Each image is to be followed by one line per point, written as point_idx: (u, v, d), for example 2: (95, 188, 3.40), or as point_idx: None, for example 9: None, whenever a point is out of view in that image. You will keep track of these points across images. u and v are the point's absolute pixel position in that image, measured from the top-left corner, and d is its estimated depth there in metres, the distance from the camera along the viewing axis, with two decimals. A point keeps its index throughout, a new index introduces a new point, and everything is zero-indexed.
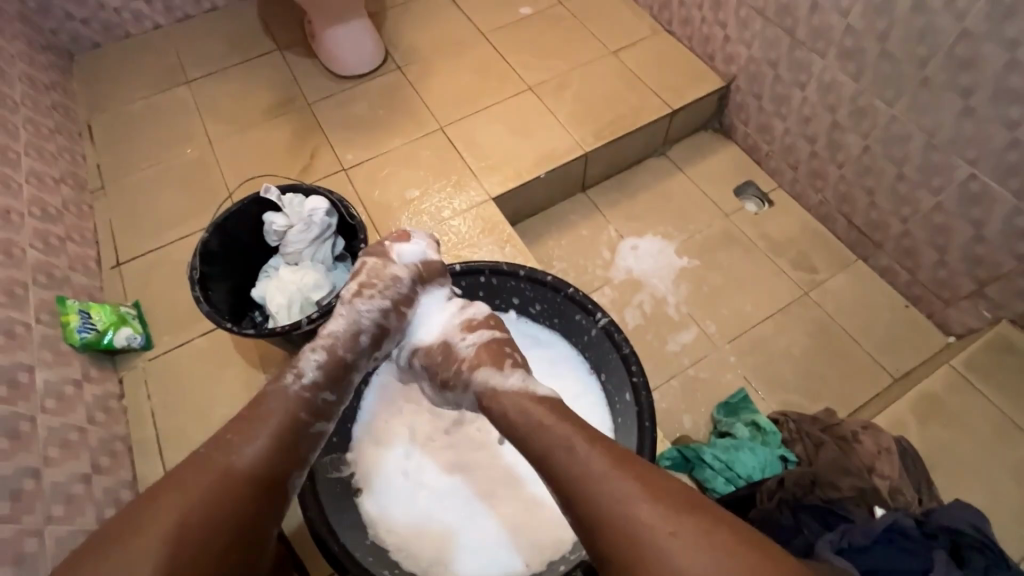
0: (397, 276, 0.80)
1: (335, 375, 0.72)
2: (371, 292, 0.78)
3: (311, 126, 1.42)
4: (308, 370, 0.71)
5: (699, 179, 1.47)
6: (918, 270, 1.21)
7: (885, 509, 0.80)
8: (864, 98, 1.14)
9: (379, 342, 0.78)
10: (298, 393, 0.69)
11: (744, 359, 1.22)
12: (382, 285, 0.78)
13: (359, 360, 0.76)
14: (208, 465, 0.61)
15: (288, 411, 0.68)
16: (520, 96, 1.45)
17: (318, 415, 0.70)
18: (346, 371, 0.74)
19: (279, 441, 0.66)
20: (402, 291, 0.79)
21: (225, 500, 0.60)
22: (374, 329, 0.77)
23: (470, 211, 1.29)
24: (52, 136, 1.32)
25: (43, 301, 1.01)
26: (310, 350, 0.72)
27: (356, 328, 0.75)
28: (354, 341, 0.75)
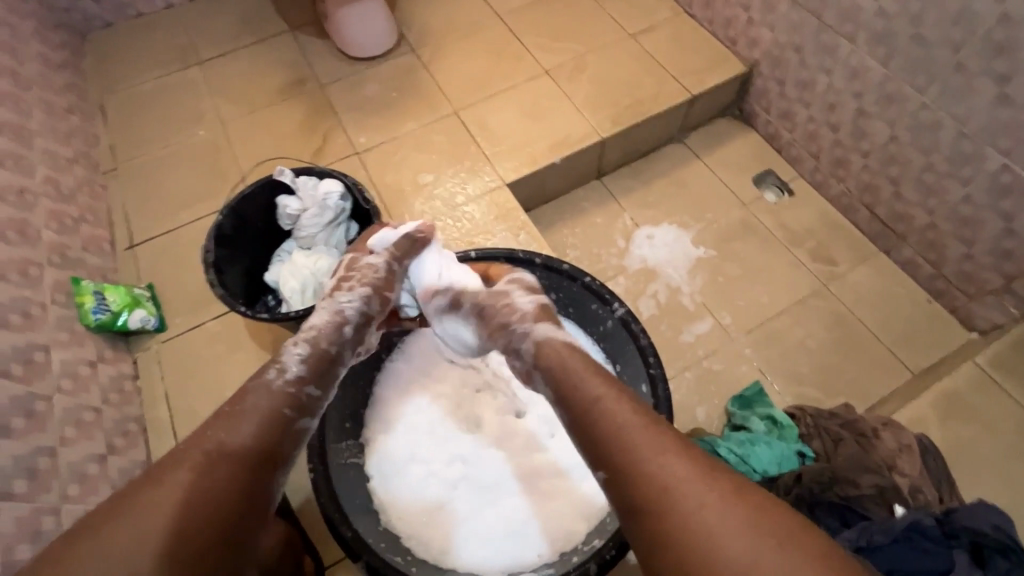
0: (373, 264, 0.84)
1: (321, 367, 0.71)
2: (349, 288, 0.79)
3: (324, 108, 1.41)
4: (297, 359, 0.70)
5: (717, 167, 1.44)
6: (943, 263, 1.18)
7: (906, 508, 0.77)
8: (893, 84, 1.10)
9: (364, 329, 0.78)
10: (281, 387, 0.68)
11: (759, 351, 1.20)
12: (359, 277, 0.81)
13: (343, 352, 0.75)
14: (181, 465, 0.57)
15: (271, 406, 0.65)
16: (535, 79, 1.42)
17: (302, 410, 0.68)
18: (331, 364, 0.73)
19: (262, 433, 0.63)
20: (380, 276, 0.82)
21: (214, 491, 0.56)
22: (359, 316, 0.78)
23: (483, 196, 1.27)
24: (65, 116, 1.32)
25: (58, 281, 1.01)
26: (292, 346, 0.72)
27: (338, 320, 0.76)
28: (337, 332, 0.75)
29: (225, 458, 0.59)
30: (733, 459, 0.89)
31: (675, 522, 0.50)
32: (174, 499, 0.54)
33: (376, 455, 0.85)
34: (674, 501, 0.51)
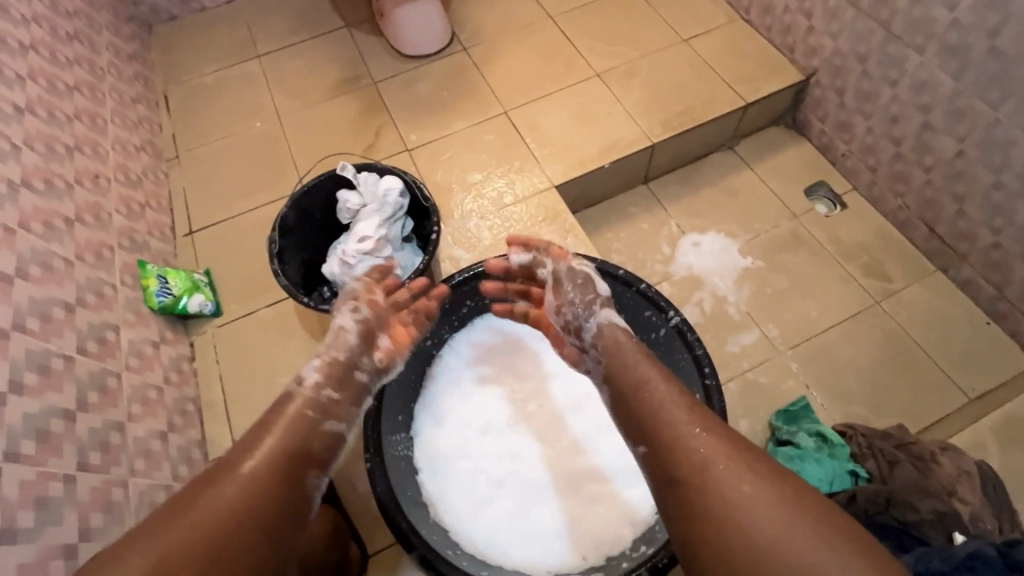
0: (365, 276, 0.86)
1: (334, 370, 0.74)
2: (347, 306, 0.82)
3: (376, 105, 1.43)
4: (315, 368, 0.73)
5: (768, 176, 1.41)
6: (1006, 286, 1.14)
7: (966, 536, 0.75)
8: (964, 98, 1.06)
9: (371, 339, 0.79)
10: (307, 396, 0.71)
11: (806, 366, 1.18)
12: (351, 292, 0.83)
13: (357, 356, 0.77)
14: (218, 482, 0.60)
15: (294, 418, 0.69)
16: (586, 82, 1.42)
17: (323, 413, 0.71)
18: (347, 369, 0.76)
19: (277, 450, 0.65)
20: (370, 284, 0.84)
21: (239, 516, 0.58)
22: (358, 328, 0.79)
23: (531, 197, 1.28)
24: (134, 105, 1.37)
25: (127, 264, 1.06)
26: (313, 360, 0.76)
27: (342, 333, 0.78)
28: (342, 340, 0.77)
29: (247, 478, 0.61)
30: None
31: (706, 493, 0.58)
32: (195, 522, 0.56)
33: (426, 445, 0.87)
34: (703, 476, 0.59)
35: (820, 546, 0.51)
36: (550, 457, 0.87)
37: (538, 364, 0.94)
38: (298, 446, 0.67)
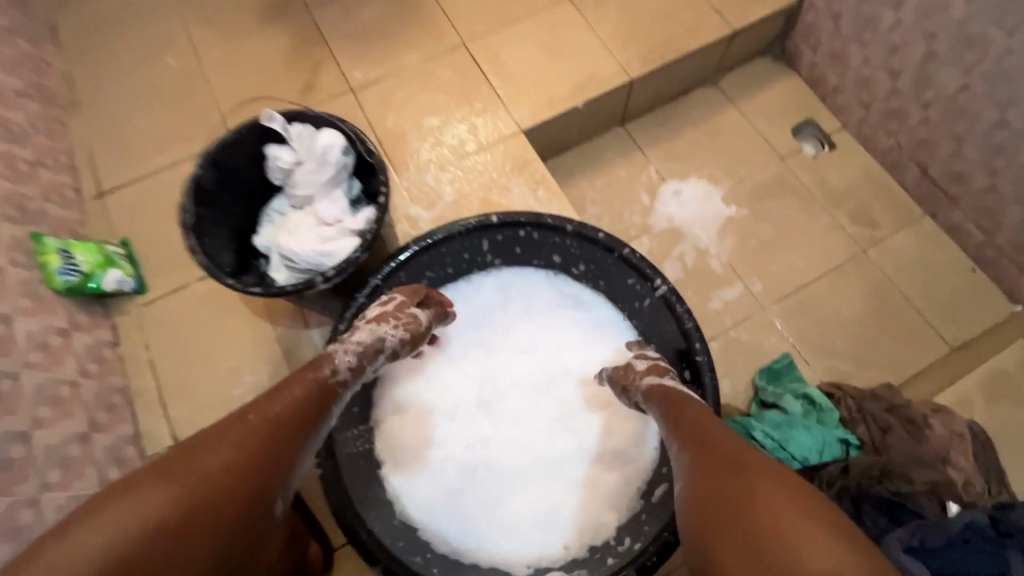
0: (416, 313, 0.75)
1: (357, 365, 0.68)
2: (398, 321, 0.72)
3: (312, 35, 1.22)
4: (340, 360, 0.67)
5: (754, 115, 1.30)
6: (997, 231, 1.09)
7: (959, 505, 0.73)
8: (976, 23, 0.95)
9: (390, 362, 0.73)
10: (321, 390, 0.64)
11: (791, 321, 1.13)
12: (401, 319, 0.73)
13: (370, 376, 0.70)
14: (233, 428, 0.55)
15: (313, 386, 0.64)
16: (556, 7, 1.24)
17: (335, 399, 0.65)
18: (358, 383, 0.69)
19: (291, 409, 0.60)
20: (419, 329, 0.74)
21: (263, 460, 0.54)
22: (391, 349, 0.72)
23: (497, 144, 1.13)
24: (9, 37, 1.13)
25: (16, 238, 0.88)
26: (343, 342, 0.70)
27: (376, 344, 0.71)
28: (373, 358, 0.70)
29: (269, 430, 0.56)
30: (771, 446, 0.82)
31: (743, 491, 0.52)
32: (225, 464, 0.51)
33: (388, 439, 0.78)
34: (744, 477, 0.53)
35: (853, 566, 0.44)
36: (528, 444, 0.79)
37: (510, 340, 0.84)
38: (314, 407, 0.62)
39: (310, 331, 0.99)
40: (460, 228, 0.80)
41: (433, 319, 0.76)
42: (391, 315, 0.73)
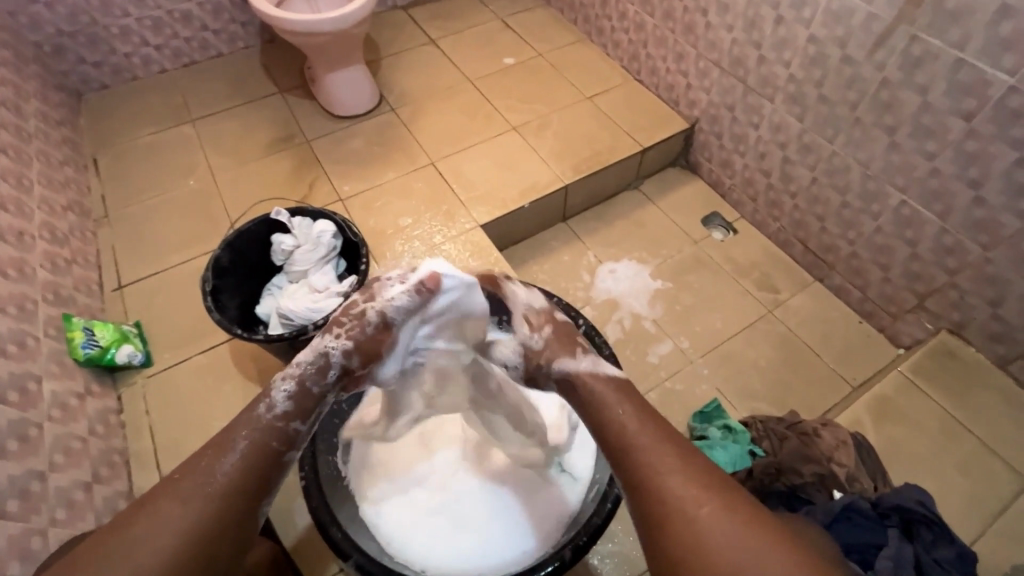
0: (367, 315, 0.71)
1: (309, 410, 0.71)
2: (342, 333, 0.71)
3: (310, 160, 1.52)
4: (309, 380, 0.71)
5: (669, 209, 1.60)
6: (868, 287, 1.33)
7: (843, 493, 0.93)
8: (809, 135, 1.29)
9: (351, 380, 0.74)
10: (269, 422, 0.68)
11: (716, 371, 1.31)
12: (348, 325, 0.71)
13: (326, 393, 0.73)
14: (180, 495, 0.60)
15: (256, 443, 0.66)
16: (505, 135, 1.58)
17: (289, 444, 0.69)
18: (314, 404, 0.72)
19: (241, 466, 0.64)
20: (370, 334, 0.72)
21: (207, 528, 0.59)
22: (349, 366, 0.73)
23: (460, 236, 1.39)
24: (62, 167, 1.40)
25: (51, 317, 1.05)
26: (279, 379, 0.71)
27: (322, 362, 0.71)
28: (322, 375, 0.71)
29: (217, 493, 0.61)
30: None
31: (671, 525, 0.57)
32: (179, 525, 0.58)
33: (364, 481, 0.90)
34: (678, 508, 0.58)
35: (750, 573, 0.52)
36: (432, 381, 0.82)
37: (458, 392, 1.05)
38: (257, 463, 0.65)
39: None
40: None
41: (384, 318, 0.72)
42: (353, 320, 0.71)
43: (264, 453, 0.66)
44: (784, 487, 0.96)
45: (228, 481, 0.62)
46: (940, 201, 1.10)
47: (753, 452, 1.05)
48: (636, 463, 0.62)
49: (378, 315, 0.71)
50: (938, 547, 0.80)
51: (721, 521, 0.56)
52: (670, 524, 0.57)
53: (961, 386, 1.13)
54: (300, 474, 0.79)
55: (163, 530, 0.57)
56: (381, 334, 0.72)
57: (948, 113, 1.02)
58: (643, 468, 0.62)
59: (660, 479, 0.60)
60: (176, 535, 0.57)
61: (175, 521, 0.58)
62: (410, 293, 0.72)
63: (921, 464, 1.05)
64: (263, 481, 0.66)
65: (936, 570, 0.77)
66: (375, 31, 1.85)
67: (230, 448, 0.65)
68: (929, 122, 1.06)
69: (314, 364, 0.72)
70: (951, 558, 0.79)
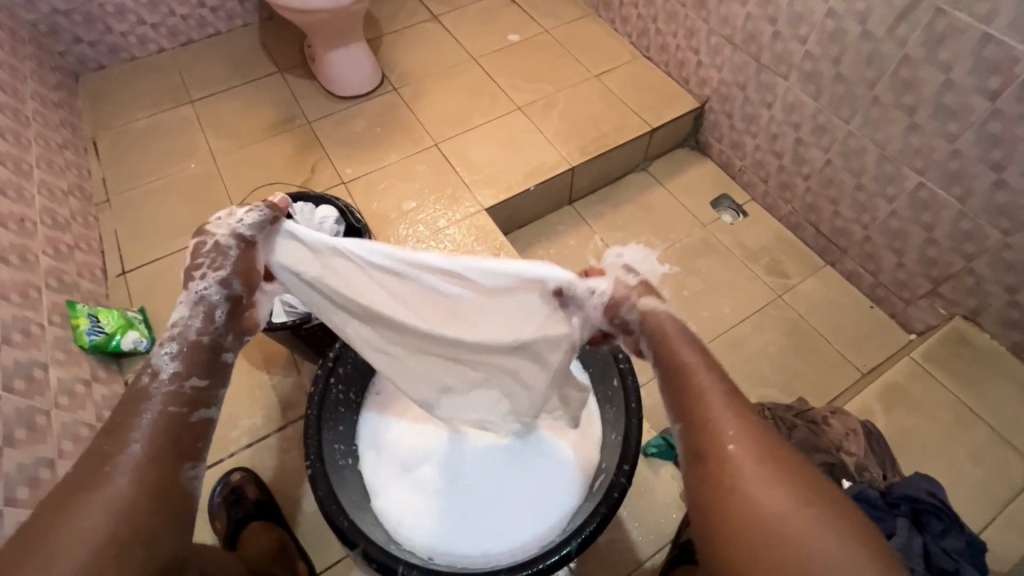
0: (217, 242, 0.67)
1: (207, 363, 0.66)
2: (201, 271, 0.67)
3: (312, 142, 1.50)
4: (197, 333, 0.66)
5: (677, 191, 1.56)
6: (881, 272, 1.30)
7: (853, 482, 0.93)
8: (824, 115, 1.25)
9: (241, 318, 0.71)
10: (165, 390, 0.63)
11: (724, 357, 1.30)
12: (205, 260, 0.67)
13: (223, 339, 0.68)
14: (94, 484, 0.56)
15: (163, 414, 0.62)
16: (509, 115, 1.54)
17: (196, 403, 0.65)
18: (213, 354, 0.67)
19: (154, 437, 0.60)
20: (234, 259, 0.68)
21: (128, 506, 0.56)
22: (233, 299, 0.69)
23: (465, 220, 1.37)
24: (61, 151, 1.38)
25: (55, 304, 1.05)
26: (160, 345, 0.65)
27: (202, 310, 0.67)
28: (207, 322, 0.67)
29: (139, 473, 0.58)
30: None
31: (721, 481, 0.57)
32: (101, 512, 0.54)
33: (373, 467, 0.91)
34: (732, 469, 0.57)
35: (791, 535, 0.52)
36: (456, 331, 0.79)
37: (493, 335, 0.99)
38: (172, 431, 0.62)
39: (302, 378, 1.13)
40: None
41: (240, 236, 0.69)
42: (204, 257, 0.67)
43: (168, 420, 0.62)
44: None
45: (144, 460, 0.59)
46: (959, 184, 1.07)
47: None
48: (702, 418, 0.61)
49: (236, 237, 0.68)
50: (948, 536, 0.79)
51: (774, 487, 0.55)
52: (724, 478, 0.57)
53: (974, 373, 1.12)
54: (306, 464, 0.78)
55: (85, 525, 0.53)
56: (244, 256, 0.69)
57: (972, 93, 0.99)
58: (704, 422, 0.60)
59: (722, 437, 0.59)
60: (99, 518, 0.54)
61: (96, 512, 0.54)
62: (263, 211, 0.70)
63: (931, 453, 1.04)
64: (184, 446, 0.62)
65: (946, 561, 0.77)
66: (376, 7, 1.80)
67: (134, 426, 0.60)
68: (952, 102, 1.02)
69: (190, 317, 0.67)
70: (959, 548, 0.79)
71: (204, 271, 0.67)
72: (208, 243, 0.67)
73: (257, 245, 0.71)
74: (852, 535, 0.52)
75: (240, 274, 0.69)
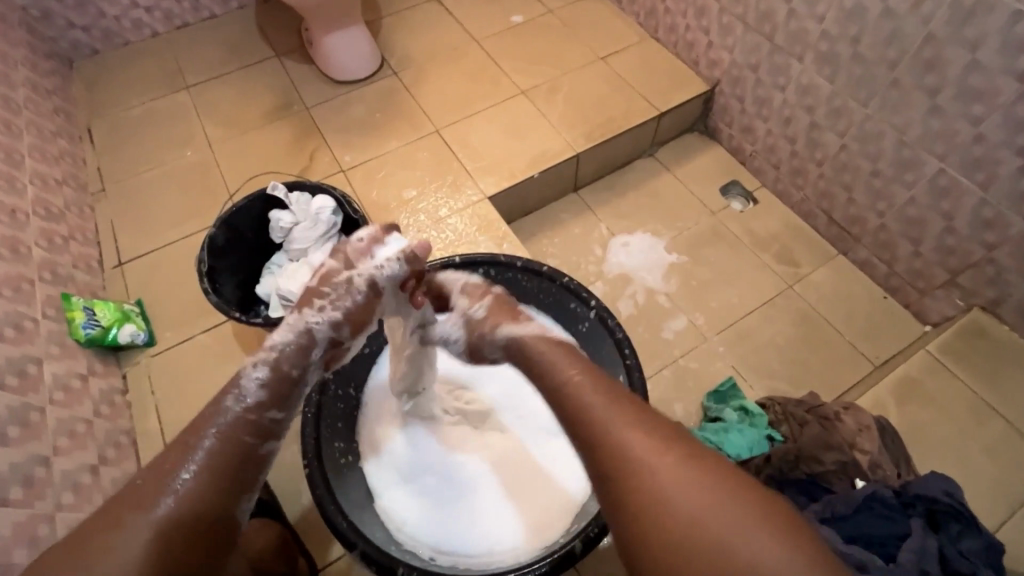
0: (354, 284, 0.78)
1: (288, 393, 0.70)
2: (323, 305, 0.76)
3: (310, 128, 1.46)
4: (292, 357, 0.72)
5: (685, 178, 1.52)
6: (896, 262, 1.26)
7: (866, 481, 0.92)
8: (839, 98, 1.20)
9: (332, 356, 0.78)
10: (239, 415, 0.65)
11: (732, 349, 1.27)
12: (332, 296, 0.77)
13: (305, 374, 0.73)
14: (148, 505, 0.56)
15: (230, 440, 0.63)
16: (512, 100, 1.50)
17: (265, 436, 0.66)
18: (292, 386, 0.71)
19: (214, 466, 0.61)
20: (357, 302, 0.78)
21: (184, 529, 0.56)
22: (333, 341, 0.77)
23: (466, 209, 1.33)
24: (54, 139, 1.35)
25: (49, 297, 1.03)
26: (250, 368, 0.69)
27: (305, 340, 0.74)
28: (300, 356, 0.72)
29: (195, 500, 0.58)
30: (712, 444, 1.04)
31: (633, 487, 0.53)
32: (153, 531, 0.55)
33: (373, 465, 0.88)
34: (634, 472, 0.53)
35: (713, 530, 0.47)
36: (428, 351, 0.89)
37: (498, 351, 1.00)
38: (234, 458, 0.63)
39: None
40: (429, 268, 0.96)
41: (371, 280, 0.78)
42: (330, 291, 0.77)
43: (235, 445, 0.63)
44: (803, 474, 0.94)
45: (199, 485, 0.59)
46: (982, 170, 1.02)
47: (771, 437, 1.05)
48: (598, 436, 0.58)
49: (368, 282, 0.78)
50: (964, 539, 0.77)
51: (682, 482, 0.51)
52: (636, 488, 0.53)
53: (992, 367, 1.08)
54: (305, 461, 0.76)
55: (135, 545, 0.53)
56: (366, 303, 0.79)
57: (999, 73, 0.94)
58: (603, 429, 0.58)
59: (623, 448, 0.55)
60: (149, 539, 0.54)
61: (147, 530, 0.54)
62: (401, 262, 0.80)
63: (945, 448, 1.01)
64: (242, 475, 0.63)
65: (962, 563, 0.75)
66: None
67: (199, 451, 0.61)
68: (977, 84, 0.97)
69: (292, 346, 0.73)
70: (976, 551, 0.77)
71: (321, 307, 0.76)
72: (337, 278, 0.79)
73: (382, 295, 0.80)
74: (777, 520, 0.47)
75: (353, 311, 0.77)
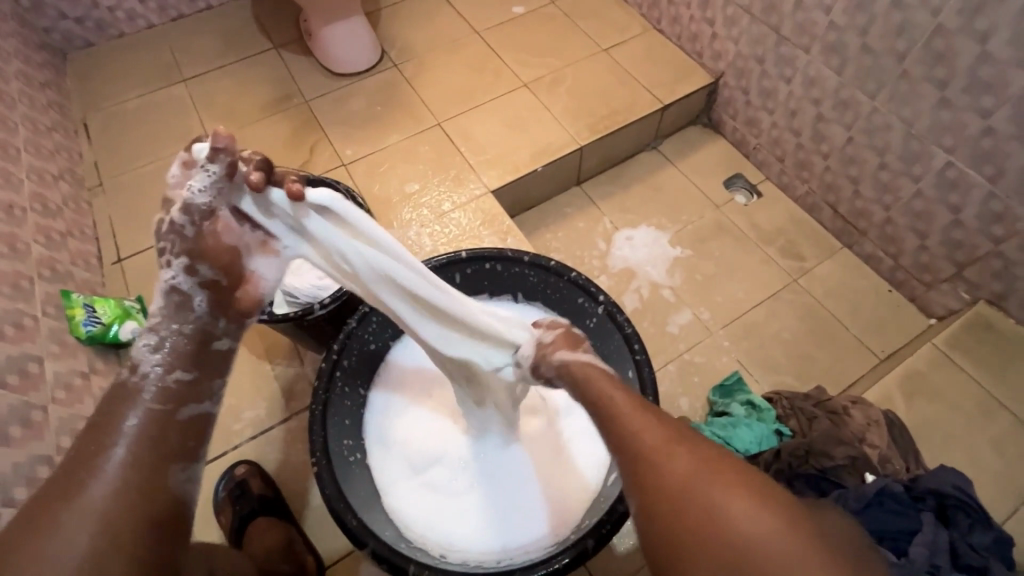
0: (180, 220, 0.64)
1: (193, 353, 0.68)
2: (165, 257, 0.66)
3: (309, 122, 1.44)
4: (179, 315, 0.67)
5: (689, 171, 1.51)
6: (901, 255, 1.26)
7: (875, 475, 0.92)
8: (847, 90, 1.19)
9: (224, 299, 0.69)
10: (156, 386, 0.66)
11: (737, 343, 1.27)
12: (170, 243, 0.65)
13: (202, 326, 0.68)
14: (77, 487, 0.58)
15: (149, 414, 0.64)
16: (515, 92, 1.48)
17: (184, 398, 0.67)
18: (201, 344, 0.69)
19: (140, 436, 0.62)
20: (192, 238, 0.64)
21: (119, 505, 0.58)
22: (208, 285, 0.67)
23: (470, 204, 1.32)
24: (50, 133, 1.32)
25: (49, 295, 1.01)
26: (142, 338, 0.67)
27: (176, 298, 0.67)
28: (182, 311, 0.67)
29: (123, 470, 0.60)
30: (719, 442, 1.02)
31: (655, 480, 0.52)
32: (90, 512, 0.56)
33: (383, 465, 0.88)
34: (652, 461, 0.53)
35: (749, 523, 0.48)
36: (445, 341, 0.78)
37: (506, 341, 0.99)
38: (156, 430, 0.64)
39: (306, 367, 1.11)
40: (434, 263, 0.95)
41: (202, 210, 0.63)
42: (167, 240, 0.65)
43: (151, 416, 0.64)
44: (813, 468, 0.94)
45: (128, 460, 0.61)
46: (991, 163, 1.02)
47: (779, 432, 1.04)
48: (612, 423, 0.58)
49: (191, 212, 0.63)
50: (975, 532, 0.78)
51: (707, 477, 0.51)
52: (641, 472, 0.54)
53: (998, 361, 1.08)
54: (312, 460, 0.75)
55: (70, 531, 0.55)
56: (207, 233, 0.64)
57: (1010, 66, 0.93)
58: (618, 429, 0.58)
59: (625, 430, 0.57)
60: (89, 519, 0.56)
61: (84, 523, 0.56)
62: (216, 171, 0.61)
63: (952, 442, 1.02)
64: (174, 445, 0.65)
65: (973, 558, 0.75)
66: None
67: (117, 428, 0.62)
68: (988, 76, 0.96)
69: (169, 305, 0.67)
70: (987, 544, 0.77)
71: (172, 257, 0.65)
72: (172, 224, 0.64)
73: (224, 214, 0.64)
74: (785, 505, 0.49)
75: (204, 256, 0.65)
